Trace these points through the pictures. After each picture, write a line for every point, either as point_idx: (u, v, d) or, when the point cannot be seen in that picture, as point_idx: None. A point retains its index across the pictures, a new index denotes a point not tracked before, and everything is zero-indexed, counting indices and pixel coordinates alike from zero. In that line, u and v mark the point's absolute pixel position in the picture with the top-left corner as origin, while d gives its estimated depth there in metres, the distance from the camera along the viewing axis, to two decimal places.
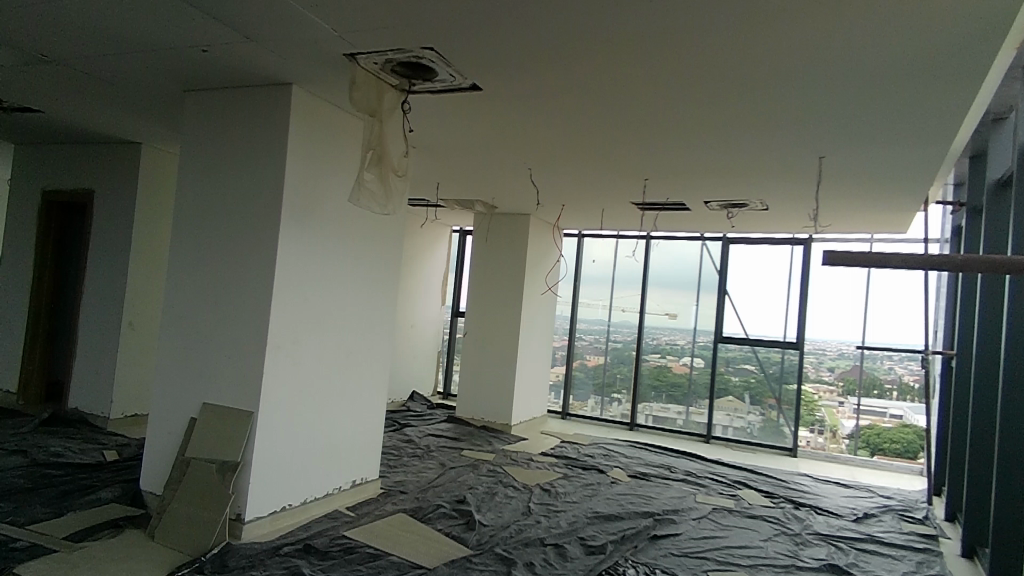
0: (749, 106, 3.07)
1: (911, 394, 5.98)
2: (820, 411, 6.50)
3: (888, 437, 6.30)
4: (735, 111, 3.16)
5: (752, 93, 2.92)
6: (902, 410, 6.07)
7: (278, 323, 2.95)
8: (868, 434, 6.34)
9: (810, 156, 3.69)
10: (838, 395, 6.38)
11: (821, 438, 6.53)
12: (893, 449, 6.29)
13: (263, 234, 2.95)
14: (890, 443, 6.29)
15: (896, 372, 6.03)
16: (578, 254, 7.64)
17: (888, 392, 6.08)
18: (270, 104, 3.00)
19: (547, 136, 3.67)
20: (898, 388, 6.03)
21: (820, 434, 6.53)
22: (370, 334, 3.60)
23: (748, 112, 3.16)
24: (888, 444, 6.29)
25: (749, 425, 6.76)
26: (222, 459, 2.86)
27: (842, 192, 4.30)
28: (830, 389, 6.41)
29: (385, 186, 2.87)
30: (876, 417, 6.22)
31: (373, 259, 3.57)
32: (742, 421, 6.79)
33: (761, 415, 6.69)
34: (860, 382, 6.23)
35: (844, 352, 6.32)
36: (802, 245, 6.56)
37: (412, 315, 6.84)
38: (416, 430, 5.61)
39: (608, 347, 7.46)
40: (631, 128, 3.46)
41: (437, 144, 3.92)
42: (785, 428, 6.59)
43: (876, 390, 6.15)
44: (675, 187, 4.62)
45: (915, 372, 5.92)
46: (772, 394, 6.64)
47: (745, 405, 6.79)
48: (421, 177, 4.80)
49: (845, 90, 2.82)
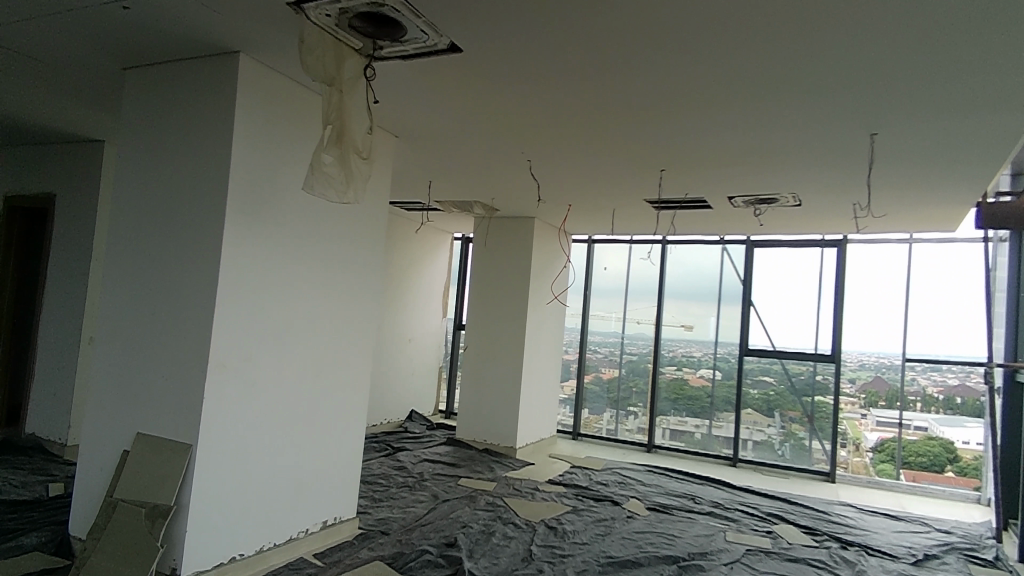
0: (789, 74, 2.53)
1: (935, 406, 5.45)
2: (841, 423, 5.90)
3: (911, 450, 5.61)
4: (772, 81, 2.62)
5: (796, 58, 2.39)
6: (928, 423, 5.50)
7: (222, 339, 2.45)
8: (890, 447, 5.69)
9: (859, 134, 3.13)
10: (859, 406, 5.82)
11: (844, 452, 5.87)
12: (920, 463, 5.60)
13: (205, 231, 2.47)
14: (917, 455, 5.58)
15: (919, 383, 5.54)
16: (588, 260, 7.09)
17: (911, 404, 5.55)
18: (216, 78, 2.53)
19: (547, 119, 3.17)
20: (921, 399, 5.51)
21: (842, 447, 5.88)
22: (344, 348, 3.10)
23: (788, 82, 2.62)
24: (913, 458, 5.60)
25: (775, 442, 6.16)
26: (153, 502, 2.37)
27: (892, 178, 3.72)
28: (851, 401, 5.87)
29: (347, 168, 2.27)
30: (897, 429, 5.61)
31: (347, 261, 3.07)
32: (764, 435, 6.20)
33: (782, 429, 6.11)
34: (882, 394, 5.69)
35: (865, 362, 5.80)
36: (835, 247, 5.98)
37: (409, 328, 6.37)
38: (411, 456, 5.09)
39: (623, 359, 6.90)
40: (646, 106, 2.95)
41: (424, 132, 3.45)
42: (811, 447, 5.99)
43: (899, 402, 5.60)
44: (694, 179, 4.11)
45: (940, 382, 5.43)
46: (795, 407, 6.07)
47: (768, 418, 6.19)
48: (409, 174, 4.34)
49: (910, 52, 2.28)
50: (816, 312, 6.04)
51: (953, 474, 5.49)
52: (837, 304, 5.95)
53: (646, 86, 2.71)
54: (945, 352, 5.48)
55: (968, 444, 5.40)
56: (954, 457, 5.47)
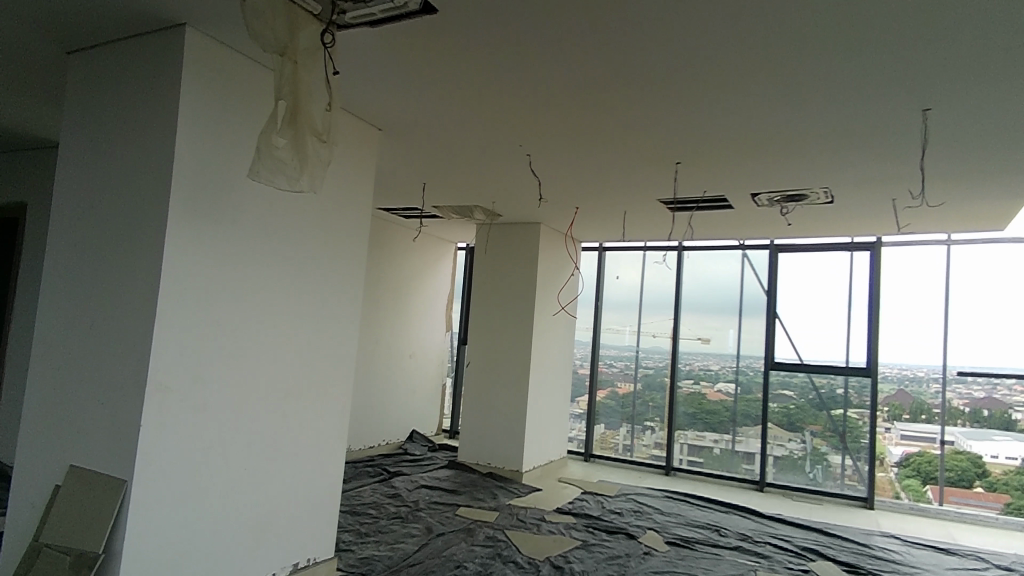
0: (834, 42, 2.12)
1: (961, 419, 5.09)
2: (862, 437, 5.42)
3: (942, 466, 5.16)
4: (814, 52, 2.21)
5: (844, 21, 1.98)
6: (954, 436, 5.12)
7: (164, 358, 2.10)
8: (918, 462, 5.24)
9: (909, 115, 2.70)
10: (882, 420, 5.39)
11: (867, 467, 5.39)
12: (949, 479, 5.14)
13: (146, 233, 2.12)
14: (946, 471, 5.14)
15: (944, 396, 5.18)
16: (600, 269, 6.67)
17: (937, 417, 5.18)
18: (160, 57, 2.18)
19: (546, 108, 2.81)
20: (944, 412, 5.15)
21: (863, 462, 5.40)
22: (317, 368, 2.73)
23: (832, 53, 2.21)
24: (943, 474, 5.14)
25: (792, 455, 5.71)
26: (79, 549, 2.01)
27: (941, 166, 3.28)
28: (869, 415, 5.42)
29: (301, 150, 1.86)
30: (926, 443, 5.21)
31: (319, 267, 2.71)
32: (783, 450, 5.75)
33: (803, 444, 5.66)
34: (906, 407, 5.31)
35: (884, 374, 5.39)
36: (868, 251, 5.50)
37: (410, 343, 6.03)
38: (407, 481, 4.70)
39: (638, 373, 6.46)
40: (660, 87, 2.56)
41: (411, 128, 3.10)
42: (833, 463, 5.52)
43: (924, 416, 5.23)
44: (712, 175, 3.71)
45: (965, 394, 5.10)
46: (815, 421, 5.64)
47: (789, 432, 5.74)
48: (402, 177, 4.02)
49: (988, 8, 1.85)
50: (846, 321, 5.57)
51: (985, 489, 5.01)
52: (870, 312, 5.46)
53: (662, 61, 2.32)
54: (991, 363, 5.00)
55: (998, 458, 4.99)
56: (983, 472, 5.03)
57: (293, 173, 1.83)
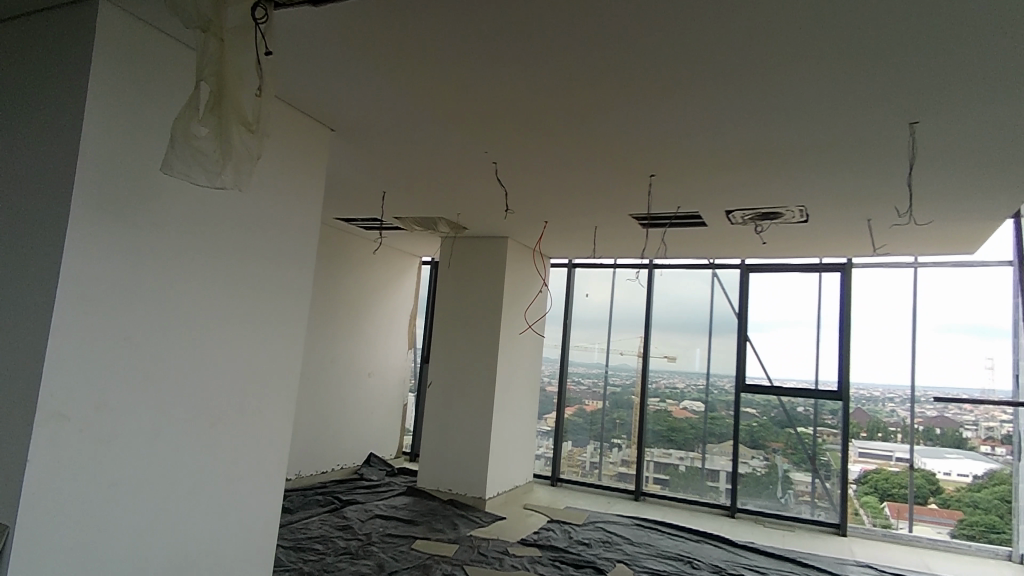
0: (829, 46, 1.95)
1: (919, 438, 5.02)
2: (825, 454, 5.36)
3: (897, 482, 5.10)
4: (806, 59, 2.04)
5: (841, 21, 1.80)
6: (909, 454, 5.05)
7: (62, 384, 1.78)
8: (874, 479, 5.18)
9: (896, 131, 2.57)
10: (842, 439, 5.31)
11: (830, 486, 5.29)
12: (902, 495, 5.06)
13: (44, 236, 1.80)
14: (899, 488, 5.08)
15: (899, 414, 5.13)
16: (568, 285, 6.49)
17: (893, 435, 5.13)
18: (67, 34, 1.87)
19: (512, 111, 2.59)
20: (901, 431, 5.09)
21: (825, 480, 5.32)
22: (252, 391, 2.43)
23: (826, 59, 2.04)
24: (898, 491, 5.08)
25: (755, 473, 5.59)
26: None
27: (923, 185, 3.17)
28: (831, 432, 5.35)
29: (224, 139, 1.58)
30: (882, 461, 5.15)
31: (256, 279, 2.43)
32: (747, 468, 5.61)
33: (765, 461, 5.56)
34: (860, 425, 5.26)
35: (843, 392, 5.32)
36: (837, 271, 5.44)
37: (368, 361, 5.72)
38: (360, 512, 4.37)
39: (607, 391, 6.27)
40: (639, 93, 2.37)
41: (365, 129, 2.85)
42: (797, 483, 5.41)
43: (881, 434, 5.17)
44: (686, 190, 3.55)
45: (920, 413, 5.04)
46: (778, 439, 5.54)
47: (752, 451, 5.62)
48: (360, 184, 3.77)
49: (997, 11, 1.70)
50: (816, 341, 5.48)
51: (938, 506, 4.95)
52: (841, 332, 5.38)
53: (643, 62, 2.12)
54: (955, 386, 4.96)
55: (951, 475, 4.91)
56: (937, 489, 4.97)
57: (213, 166, 1.55)
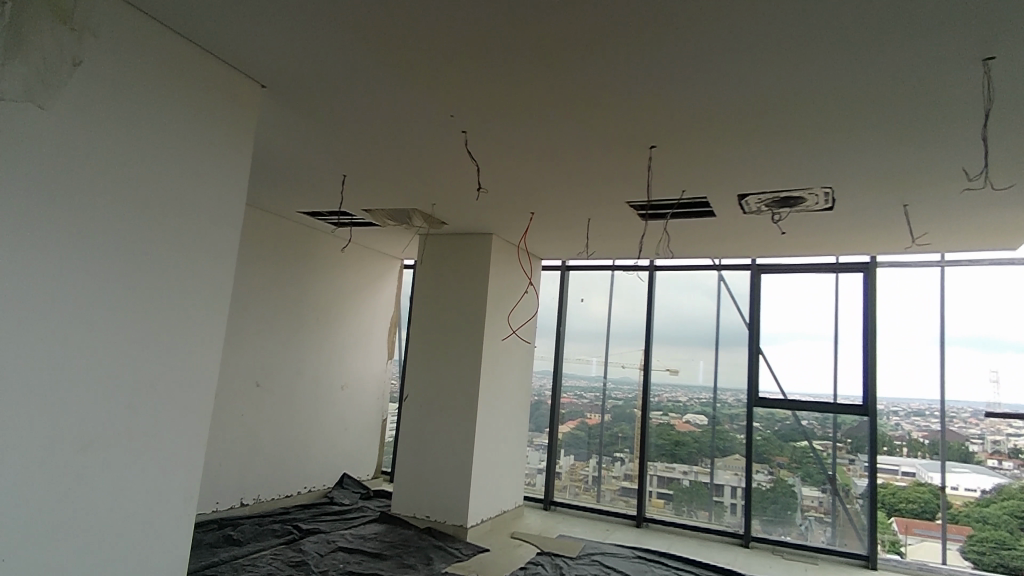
0: None
1: (924, 451, 4.49)
2: (829, 466, 4.83)
3: (903, 497, 4.56)
4: None
5: None
6: (918, 468, 4.51)
7: None
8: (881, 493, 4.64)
9: (960, 91, 2.06)
10: (846, 452, 4.79)
11: (842, 505, 4.75)
12: (911, 510, 4.52)
13: None
14: (907, 503, 4.54)
15: (904, 427, 4.62)
16: (562, 289, 5.98)
17: (898, 450, 4.61)
18: None
19: (478, 64, 2.09)
20: (907, 444, 4.57)
21: (835, 496, 4.78)
22: (147, 412, 1.92)
23: None
24: (905, 505, 4.54)
25: (756, 489, 5.03)
26: None
27: (977, 163, 2.65)
28: (834, 446, 4.84)
29: None
30: (888, 475, 4.63)
31: (153, 267, 1.93)
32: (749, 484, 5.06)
33: (769, 476, 5.01)
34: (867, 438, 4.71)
35: (856, 404, 4.78)
36: (859, 272, 4.91)
37: (341, 371, 5.20)
38: (321, 544, 3.83)
39: (607, 404, 5.73)
40: (643, 38, 1.85)
41: (303, 87, 2.36)
42: (798, 500, 4.89)
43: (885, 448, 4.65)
44: (692, 172, 3.05)
45: (925, 426, 4.52)
46: (782, 452, 5.00)
47: (753, 465, 5.08)
48: (318, 165, 3.29)
49: None
50: (835, 349, 4.93)
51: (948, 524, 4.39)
52: (863, 338, 4.84)
53: None
54: (957, 399, 4.45)
55: (958, 489, 4.36)
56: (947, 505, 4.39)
57: None
